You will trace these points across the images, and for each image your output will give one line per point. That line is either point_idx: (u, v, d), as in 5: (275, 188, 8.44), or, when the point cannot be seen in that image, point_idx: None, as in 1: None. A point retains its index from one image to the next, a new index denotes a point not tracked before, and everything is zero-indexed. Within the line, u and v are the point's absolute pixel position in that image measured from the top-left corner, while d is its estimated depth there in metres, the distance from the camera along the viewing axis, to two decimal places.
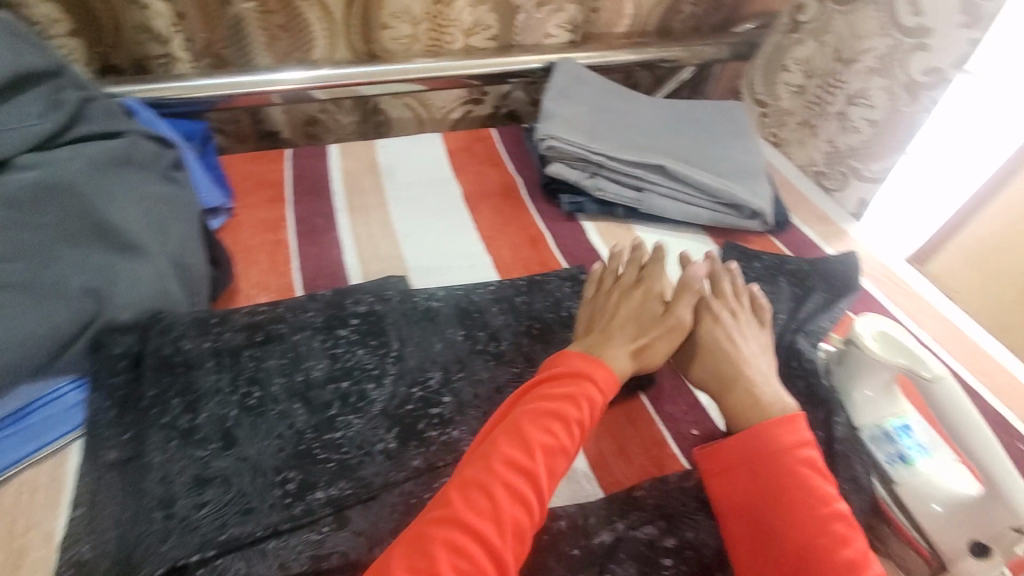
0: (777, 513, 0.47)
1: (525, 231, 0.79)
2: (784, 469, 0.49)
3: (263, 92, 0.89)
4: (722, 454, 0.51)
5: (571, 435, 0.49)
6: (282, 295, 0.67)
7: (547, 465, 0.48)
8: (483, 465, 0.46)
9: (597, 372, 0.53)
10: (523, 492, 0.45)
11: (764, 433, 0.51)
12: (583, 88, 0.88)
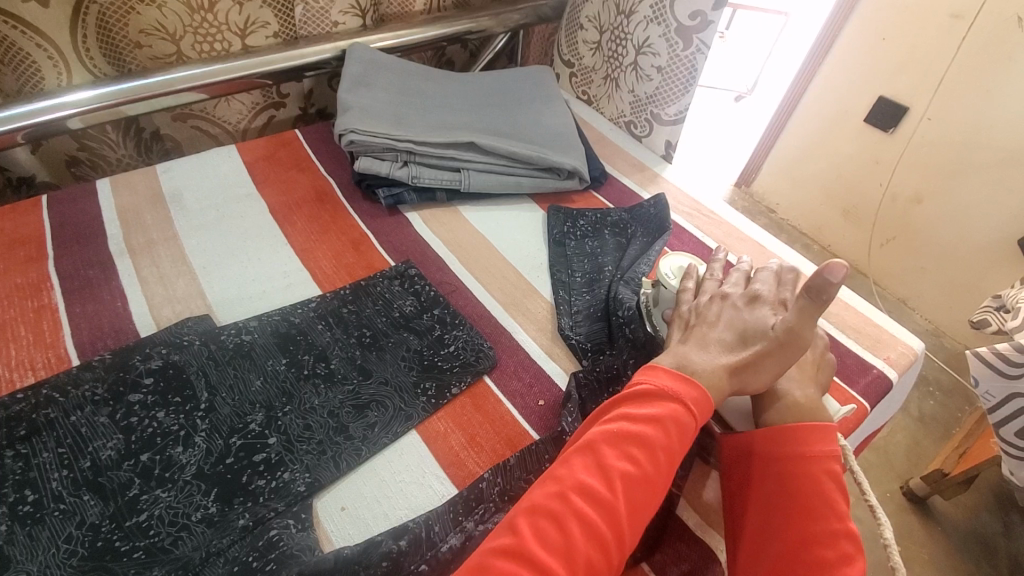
0: (792, 519, 0.45)
1: (346, 236, 0.74)
2: (799, 461, 0.47)
3: (5, 134, 0.71)
4: (762, 451, 0.49)
5: (656, 463, 0.44)
6: (55, 370, 0.56)
7: (641, 498, 0.43)
8: (553, 490, 0.42)
9: (691, 393, 0.47)
10: (605, 521, 0.41)
11: (801, 442, 0.48)
12: (382, 75, 0.84)
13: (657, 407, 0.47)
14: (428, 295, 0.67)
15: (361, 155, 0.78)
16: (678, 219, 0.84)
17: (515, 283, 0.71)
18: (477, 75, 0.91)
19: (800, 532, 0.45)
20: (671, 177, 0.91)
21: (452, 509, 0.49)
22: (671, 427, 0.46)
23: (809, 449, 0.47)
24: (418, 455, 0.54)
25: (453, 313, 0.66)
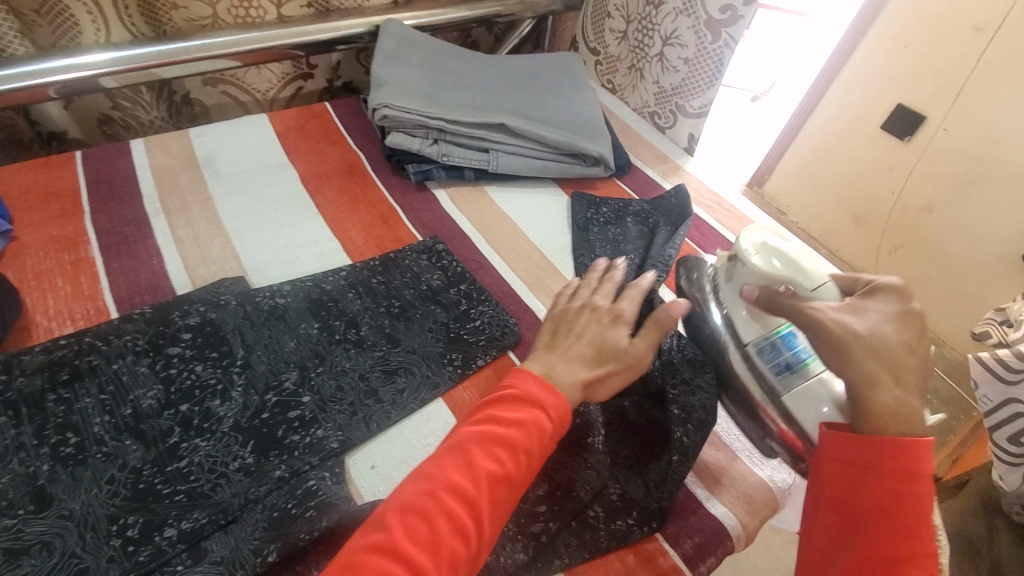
0: (899, 540, 0.43)
1: (375, 209, 0.76)
2: (909, 481, 0.44)
3: (36, 86, 0.72)
4: (874, 460, 0.45)
5: (520, 463, 0.43)
6: (94, 320, 0.58)
7: (502, 496, 0.42)
8: (423, 489, 0.41)
9: (549, 400, 0.46)
10: (462, 518, 0.40)
11: (919, 464, 0.44)
12: (414, 52, 0.85)
13: (523, 411, 0.45)
14: (455, 271, 0.69)
15: (393, 130, 0.79)
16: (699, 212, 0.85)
17: (539, 265, 0.73)
18: (507, 58, 0.92)
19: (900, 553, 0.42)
20: (693, 170, 0.93)
21: None
22: (535, 425, 0.45)
23: (918, 470, 0.44)
24: (444, 421, 0.56)
25: (481, 293, 0.67)
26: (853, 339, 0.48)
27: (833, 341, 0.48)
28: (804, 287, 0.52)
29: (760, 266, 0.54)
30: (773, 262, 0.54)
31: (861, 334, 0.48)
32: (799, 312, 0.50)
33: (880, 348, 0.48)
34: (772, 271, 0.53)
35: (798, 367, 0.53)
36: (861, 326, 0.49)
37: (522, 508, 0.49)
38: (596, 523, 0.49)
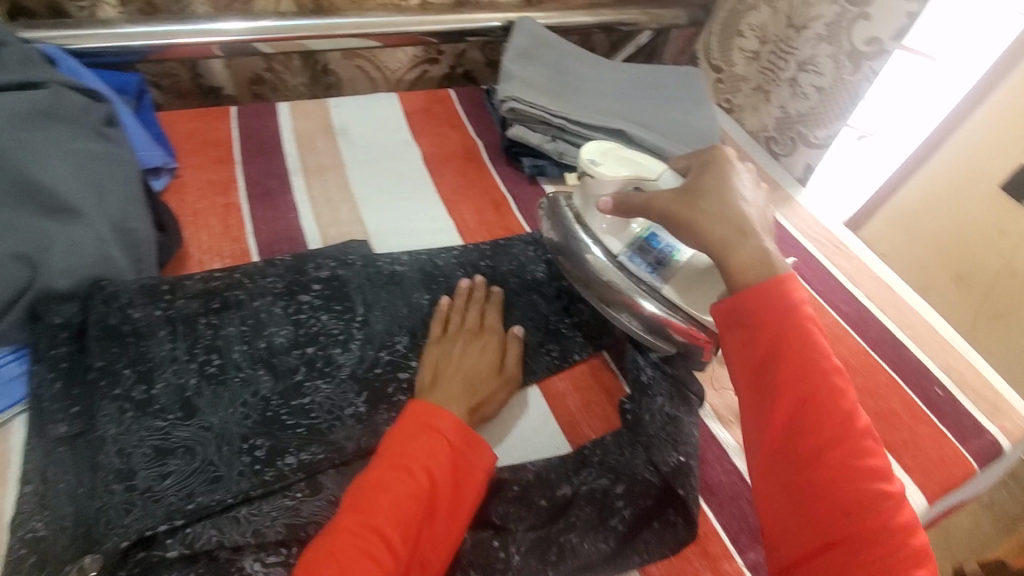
0: (796, 399, 0.40)
1: (488, 195, 0.79)
2: (788, 328, 0.41)
3: (204, 43, 0.79)
4: (738, 313, 0.43)
5: (426, 486, 0.43)
6: (238, 261, 0.64)
7: (409, 517, 0.41)
8: (335, 535, 0.40)
9: (440, 421, 0.46)
10: (370, 544, 0.40)
11: (767, 297, 0.42)
12: (544, 50, 0.88)
13: (415, 438, 0.45)
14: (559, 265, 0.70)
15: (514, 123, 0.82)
16: (807, 246, 0.83)
17: None
18: (633, 66, 0.93)
19: (834, 427, 0.39)
20: (806, 202, 0.91)
21: (563, 464, 0.51)
22: (432, 446, 0.45)
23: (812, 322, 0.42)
24: (537, 405, 0.58)
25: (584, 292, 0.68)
26: (689, 202, 0.49)
27: (672, 208, 0.50)
28: (646, 181, 0.56)
29: (607, 174, 0.58)
30: (617, 169, 0.58)
31: (691, 201, 0.50)
32: (652, 198, 0.53)
33: (716, 206, 0.48)
34: (620, 175, 0.58)
35: (667, 261, 0.58)
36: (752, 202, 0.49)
37: (608, 499, 0.49)
38: (676, 522, 0.48)
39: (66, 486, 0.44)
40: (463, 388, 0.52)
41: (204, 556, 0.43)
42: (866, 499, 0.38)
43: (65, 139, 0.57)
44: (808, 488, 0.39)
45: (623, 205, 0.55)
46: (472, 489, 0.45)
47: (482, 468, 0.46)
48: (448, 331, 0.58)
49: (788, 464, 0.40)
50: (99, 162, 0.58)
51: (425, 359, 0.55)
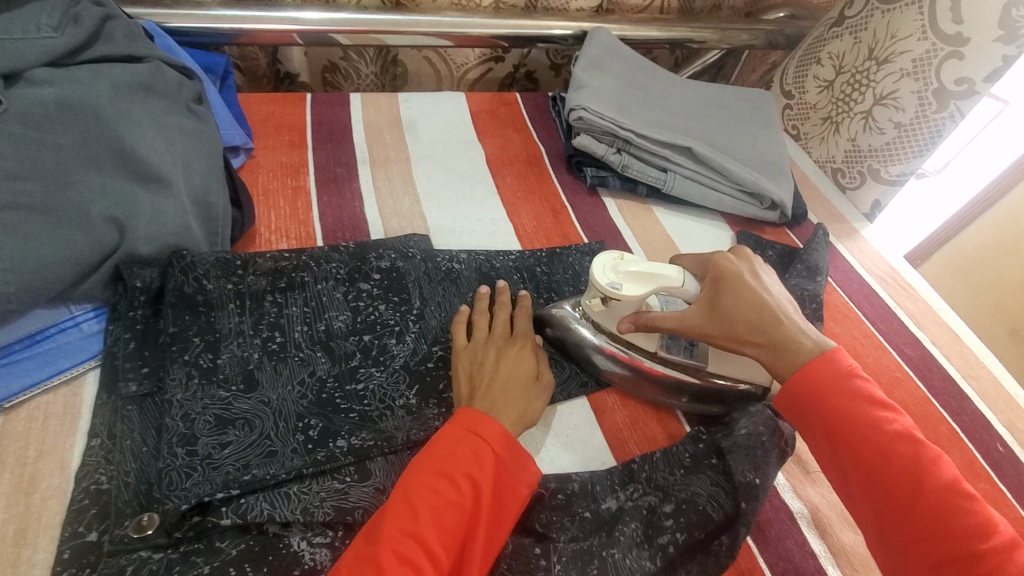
0: (866, 468, 0.44)
1: (548, 202, 0.79)
2: (846, 400, 0.47)
3: (285, 30, 0.81)
4: (792, 398, 0.49)
5: (469, 492, 0.42)
6: (303, 243, 0.66)
7: (450, 528, 0.41)
8: (380, 535, 0.40)
9: (481, 426, 0.45)
10: (412, 553, 0.39)
11: (808, 374, 0.48)
12: (614, 62, 0.87)
13: (459, 443, 0.44)
14: None
15: (579, 132, 0.81)
16: (872, 283, 0.81)
17: None
18: (703, 85, 0.92)
19: (908, 482, 0.43)
20: (870, 238, 0.88)
21: (610, 477, 0.51)
22: (475, 455, 0.44)
23: (861, 385, 0.47)
24: (585, 418, 0.57)
25: None
26: (727, 320, 0.53)
27: (711, 326, 0.53)
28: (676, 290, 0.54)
29: (633, 293, 0.54)
30: (636, 286, 0.54)
31: (719, 319, 0.53)
32: (683, 315, 0.54)
33: (743, 313, 0.52)
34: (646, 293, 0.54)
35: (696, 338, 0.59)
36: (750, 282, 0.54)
37: (654, 517, 0.48)
38: (721, 551, 0.47)
39: (130, 443, 0.46)
40: (504, 396, 0.49)
41: (255, 528, 0.44)
42: (959, 549, 0.40)
43: (159, 114, 0.60)
44: (912, 551, 0.41)
45: (653, 323, 0.55)
46: (514, 498, 0.44)
47: (523, 483, 0.45)
48: (475, 339, 0.55)
49: (862, 484, 0.45)
50: (187, 138, 0.61)
51: (457, 369, 0.53)
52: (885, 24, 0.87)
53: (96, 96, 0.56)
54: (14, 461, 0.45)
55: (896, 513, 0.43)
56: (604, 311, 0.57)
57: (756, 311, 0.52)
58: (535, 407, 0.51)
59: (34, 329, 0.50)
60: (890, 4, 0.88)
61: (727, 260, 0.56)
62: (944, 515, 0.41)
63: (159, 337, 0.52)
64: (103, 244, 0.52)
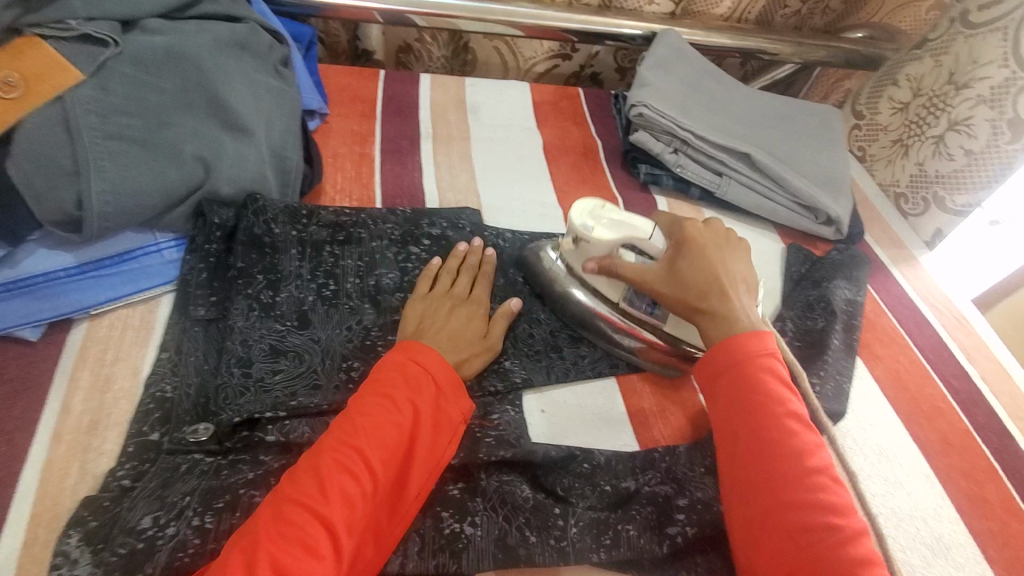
0: (759, 439, 0.46)
1: (599, 193, 0.80)
2: (758, 375, 0.48)
3: (367, 8, 0.86)
4: (710, 365, 0.51)
5: (407, 414, 0.45)
6: (364, 205, 0.70)
7: (390, 444, 0.44)
8: (323, 446, 0.43)
9: (421, 359, 0.49)
10: (350, 463, 0.42)
11: (735, 344, 0.50)
12: (682, 65, 0.88)
13: (401, 372, 0.48)
14: None
15: (638, 127, 0.82)
16: (924, 311, 0.78)
17: None
18: (768, 95, 0.91)
19: (787, 456, 0.44)
20: (927, 266, 0.85)
21: (632, 459, 0.52)
22: (416, 383, 0.47)
23: (776, 367, 0.49)
24: (613, 400, 0.58)
25: None
26: (680, 279, 0.55)
27: (664, 283, 0.56)
28: (642, 241, 0.58)
29: (603, 236, 0.58)
30: (607, 231, 0.59)
31: (675, 277, 0.55)
32: (641, 276, 0.57)
33: (694, 275, 0.55)
34: (614, 238, 0.58)
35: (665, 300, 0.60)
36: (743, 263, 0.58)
37: (667, 506, 0.49)
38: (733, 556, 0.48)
39: (194, 359, 0.51)
40: (448, 347, 0.53)
41: (295, 450, 0.47)
42: (812, 522, 0.41)
43: (249, 70, 0.65)
44: (765, 518, 0.43)
45: (611, 268, 0.58)
46: (449, 425, 0.47)
47: (459, 413, 0.48)
48: (435, 291, 0.58)
49: (741, 453, 0.46)
50: (271, 95, 0.66)
51: (408, 313, 0.56)
52: (967, 48, 0.84)
53: (199, 47, 0.61)
54: (95, 360, 0.51)
55: (767, 484, 0.44)
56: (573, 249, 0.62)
57: (709, 275, 0.54)
58: (480, 360, 0.54)
59: (124, 249, 0.55)
60: (976, 28, 0.84)
61: (698, 225, 0.59)
62: (809, 492, 0.43)
63: (228, 273, 0.57)
64: (190, 181, 0.57)
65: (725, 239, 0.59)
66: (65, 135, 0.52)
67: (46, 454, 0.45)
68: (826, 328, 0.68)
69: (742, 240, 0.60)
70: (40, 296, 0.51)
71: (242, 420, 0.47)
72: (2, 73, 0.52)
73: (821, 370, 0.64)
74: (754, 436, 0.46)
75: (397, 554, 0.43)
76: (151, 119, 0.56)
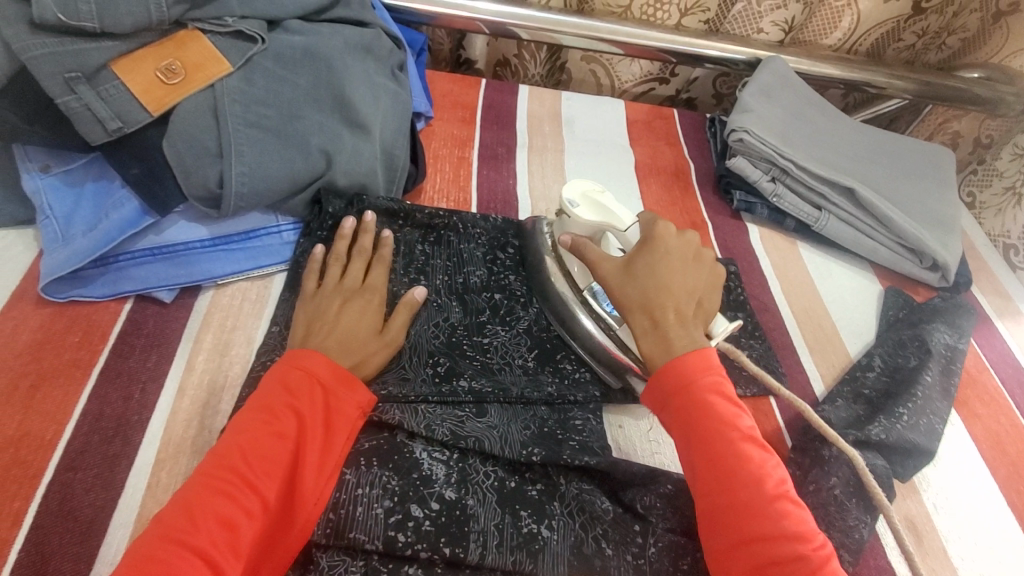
0: (714, 466, 0.46)
1: (689, 215, 0.80)
2: (701, 399, 0.48)
3: (475, 19, 0.89)
4: (657, 391, 0.50)
5: (291, 422, 0.45)
6: (459, 207, 0.73)
7: (271, 456, 0.43)
8: (201, 470, 0.42)
9: (305, 362, 0.48)
10: (224, 484, 0.41)
11: (680, 366, 0.50)
12: (785, 93, 0.86)
13: (285, 381, 0.47)
14: (736, 296, 0.69)
15: (736, 153, 0.81)
16: None
17: (825, 334, 0.70)
18: (876, 130, 0.87)
19: (742, 479, 0.45)
20: None
21: None
22: (300, 389, 0.46)
23: (723, 384, 0.50)
24: None
25: (757, 333, 0.66)
26: (631, 280, 0.54)
27: (616, 281, 0.55)
28: (619, 232, 0.59)
29: (584, 216, 0.60)
30: (591, 214, 0.60)
31: (626, 278, 0.55)
32: (598, 264, 0.56)
33: (647, 281, 0.54)
34: (594, 221, 0.60)
35: None
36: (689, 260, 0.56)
37: None
38: None
39: None
40: (337, 350, 0.50)
41: (388, 430, 0.50)
42: (784, 554, 0.42)
43: (370, 72, 0.70)
44: (735, 556, 0.43)
45: (580, 248, 0.57)
46: (342, 421, 0.46)
47: (355, 407, 0.47)
48: (325, 286, 0.56)
49: (702, 483, 0.46)
50: (388, 96, 0.70)
51: (298, 318, 0.53)
52: None
53: (331, 49, 0.66)
54: (217, 325, 0.55)
55: (732, 519, 0.44)
56: (557, 223, 0.63)
57: (657, 284, 0.54)
58: (376, 358, 0.52)
59: (250, 227, 0.60)
60: None
61: (666, 233, 0.56)
62: (775, 517, 0.44)
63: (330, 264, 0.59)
64: (313, 171, 0.61)
65: (692, 254, 0.57)
66: (213, 120, 0.58)
67: (173, 406, 0.50)
68: (919, 366, 0.64)
69: (712, 260, 0.58)
70: (177, 264, 0.57)
71: None
72: (165, 60, 0.58)
73: (910, 399, 0.60)
74: (712, 466, 0.46)
75: (479, 546, 0.44)
76: (283, 111, 0.61)
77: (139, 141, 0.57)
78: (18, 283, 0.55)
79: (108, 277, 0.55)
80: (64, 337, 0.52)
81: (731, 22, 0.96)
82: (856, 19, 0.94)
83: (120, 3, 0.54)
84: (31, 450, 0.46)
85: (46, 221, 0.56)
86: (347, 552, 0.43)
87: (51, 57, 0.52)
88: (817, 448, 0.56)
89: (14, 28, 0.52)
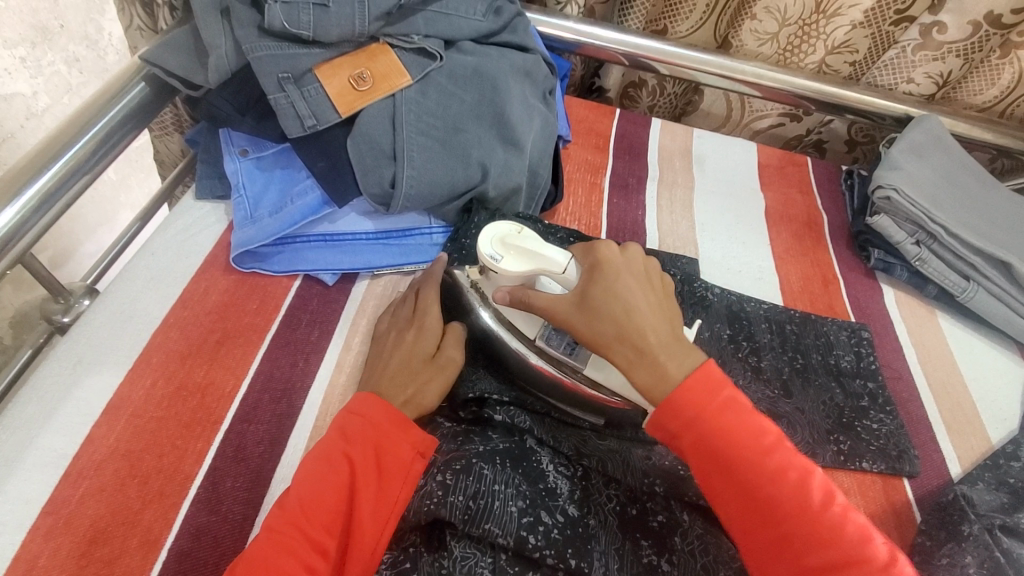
0: (732, 487, 0.43)
1: (818, 268, 0.77)
2: (723, 416, 0.44)
3: (613, 50, 0.91)
4: (672, 419, 0.45)
5: (348, 470, 0.46)
6: (591, 232, 0.75)
7: (330, 508, 0.44)
8: (271, 520, 0.44)
9: (360, 407, 0.48)
10: (288, 541, 0.42)
11: (684, 390, 0.44)
12: (938, 153, 0.82)
13: (341, 428, 0.47)
14: (869, 364, 0.66)
15: (878, 210, 0.78)
16: None
17: (963, 414, 0.66)
18: None
19: (788, 519, 0.42)
20: None
21: None
22: (356, 436, 0.47)
23: (737, 399, 0.45)
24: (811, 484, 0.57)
25: (889, 400, 0.64)
26: (593, 316, 0.48)
27: (578, 321, 0.48)
28: (555, 274, 0.50)
29: (510, 269, 0.50)
30: (515, 262, 0.50)
31: (589, 315, 0.48)
32: (553, 309, 0.49)
33: (612, 312, 0.47)
34: (525, 269, 0.50)
35: None
36: (631, 273, 0.49)
37: None
38: None
39: None
40: (391, 390, 0.51)
41: (517, 434, 0.51)
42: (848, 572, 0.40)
43: (527, 93, 0.74)
44: None
45: (525, 301, 0.50)
46: (393, 467, 0.46)
47: (409, 451, 0.47)
48: (401, 321, 0.58)
49: (743, 514, 0.43)
50: (541, 116, 0.73)
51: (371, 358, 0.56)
52: None
53: (498, 71, 0.71)
54: (370, 313, 0.61)
55: (772, 538, 0.42)
56: (482, 280, 0.54)
57: (625, 314, 0.47)
58: (434, 387, 0.52)
59: (405, 224, 0.66)
60: None
61: (609, 253, 0.50)
62: (800, 515, 0.41)
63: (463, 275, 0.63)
64: (469, 182, 0.65)
65: (646, 276, 0.50)
66: (391, 126, 0.64)
67: (331, 381, 0.55)
68: None
69: (662, 273, 0.52)
70: (341, 251, 0.64)
71: (472, 411, 0.53)
72: (358, 69, 0.64)
73: None
74: (751, 485, 0.43)
75: (602, 565, 0.45)
76: (450, 124, 0.66)
77: (325, 138, 0.64)
78: (210, 250, 0.62)
79: (285, 258, 0.62)
80: (244, 304, 0.59)
81: (884, 73, 0.93)
82: (1017, 77, 0.87)
83: (332, 15, 0.60)
84: (214, 399, 0.52)
85: (239, 198, 0.63)
86: (478, 546, 0.45)
87: (272, 59, 0.60)
88: (956, 523, 0.53)
89: (245, 31, 0.60)
